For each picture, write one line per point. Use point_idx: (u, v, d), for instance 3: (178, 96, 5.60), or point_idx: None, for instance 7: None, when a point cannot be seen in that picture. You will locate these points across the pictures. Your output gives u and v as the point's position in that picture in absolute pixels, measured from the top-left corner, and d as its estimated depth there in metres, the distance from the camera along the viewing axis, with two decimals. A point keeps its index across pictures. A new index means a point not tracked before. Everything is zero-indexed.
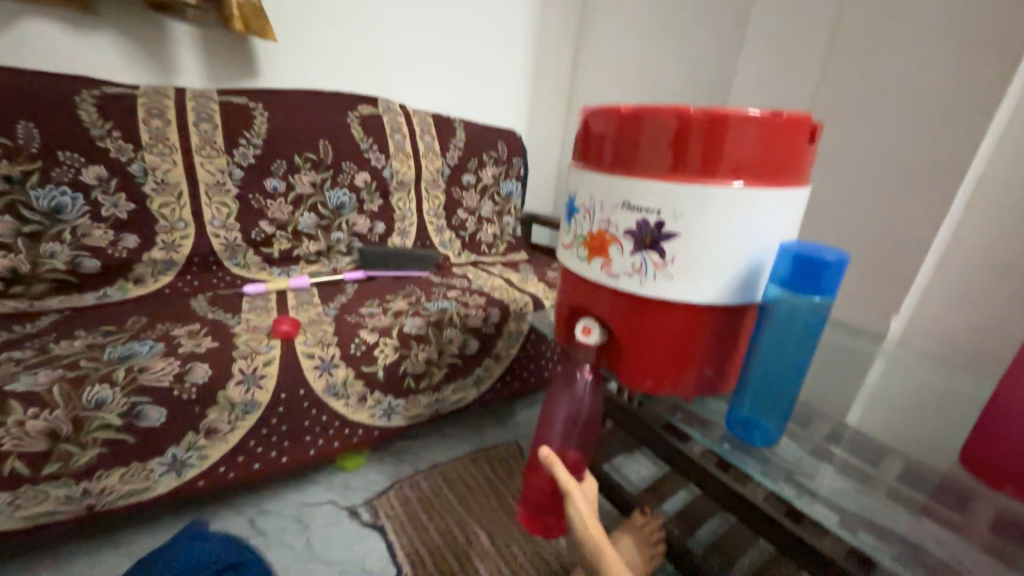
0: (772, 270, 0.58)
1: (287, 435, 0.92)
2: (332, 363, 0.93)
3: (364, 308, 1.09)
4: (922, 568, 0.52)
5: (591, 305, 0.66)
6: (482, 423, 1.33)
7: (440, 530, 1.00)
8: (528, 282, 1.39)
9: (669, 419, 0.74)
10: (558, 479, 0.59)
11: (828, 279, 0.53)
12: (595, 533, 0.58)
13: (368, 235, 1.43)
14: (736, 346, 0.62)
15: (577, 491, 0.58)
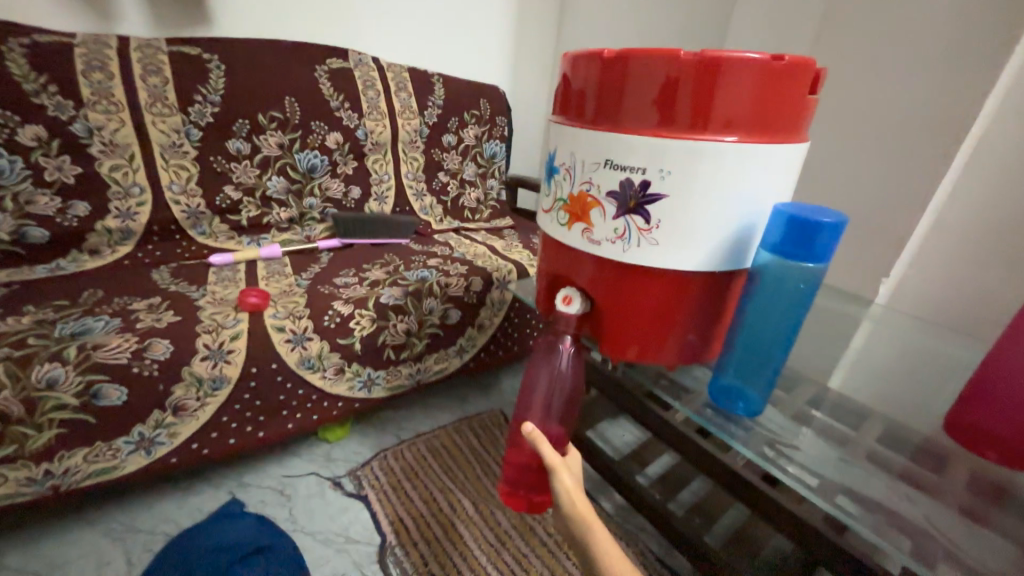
0: (762, 234, 0.54)
1: (262, 411, 0.89)
2: (305, 336, 0.89)
3: (340, 278, 1.04)
4: (898, 532, 0.52)
5: (572, 274, 0.63)
6: (467, 393, 1.32)
7: (425, 499, 1.00)
8: (513, 249, 1.34)
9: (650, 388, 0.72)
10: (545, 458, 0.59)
11: (822, 242, 0.49)
12: (583, 511, 0.56)
13: (344, 200, 1.36)
14: (723, 313, 0.60)
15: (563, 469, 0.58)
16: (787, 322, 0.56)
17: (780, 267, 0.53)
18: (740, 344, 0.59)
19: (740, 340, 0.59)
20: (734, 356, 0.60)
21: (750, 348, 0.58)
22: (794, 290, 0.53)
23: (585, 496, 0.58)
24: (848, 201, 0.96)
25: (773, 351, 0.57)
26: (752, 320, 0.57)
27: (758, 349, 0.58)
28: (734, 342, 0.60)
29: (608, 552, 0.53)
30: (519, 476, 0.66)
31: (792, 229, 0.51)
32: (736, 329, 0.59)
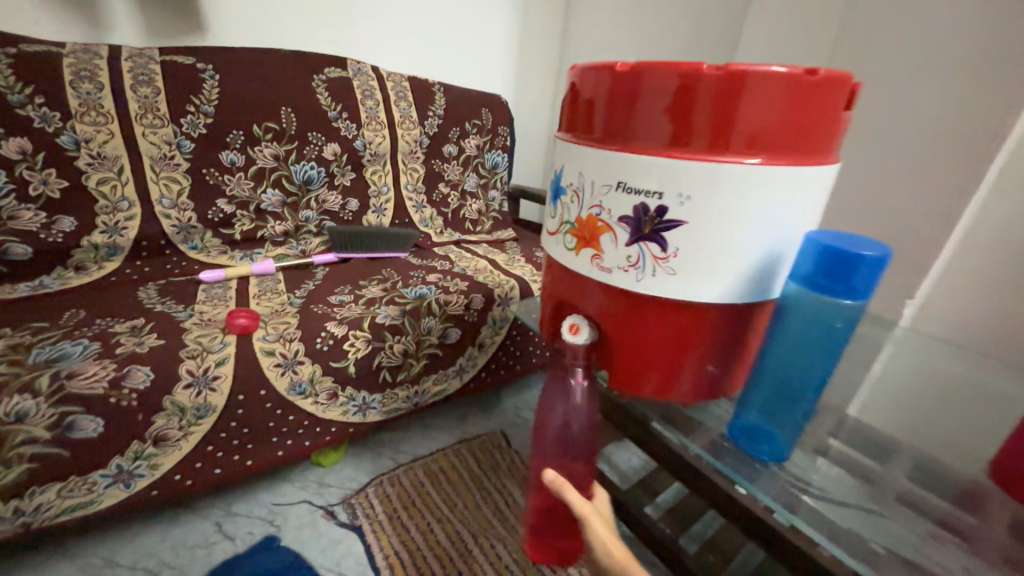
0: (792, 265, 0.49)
1: (250, 439, 0.85)
2: (296, 359, 0.85)
3: (334, 296, 1.00)
4: None
5: (581, 303, 0.58)
6: (467, 413, 1.27)
7: (422, 530, 0.95)
8: (515, 264, 1.30)
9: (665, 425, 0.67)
10: (571, 504, 0.54)
11: (861, 277, 0.44)
12: (621, 558, 0.50)
13: (341, 213, 1.32)
14: (747, 344, 0.55)
15: (593, 513, 0.53)
16: (820, 360, 0.50)
17: (812, 299, 0.48)
18: (765, 380, 0.54)
19: (765, 375, 0.54)
20: (758, 392, 0.55)
21: (776, 385, 0.53)
22: (828, 326, 0.48)
23: (622, 545, 0.52)
24: (868, 218, 0.92)
25: (802, 390, 0.52)
26: (779, 355, 0.52)
27: (785, 388, 0.53)
28: (758, 378, 0.55)
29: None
30: (542, 523, 0.63)
31: (826, 259, 0.46)
32: (761, 364, 0.54)
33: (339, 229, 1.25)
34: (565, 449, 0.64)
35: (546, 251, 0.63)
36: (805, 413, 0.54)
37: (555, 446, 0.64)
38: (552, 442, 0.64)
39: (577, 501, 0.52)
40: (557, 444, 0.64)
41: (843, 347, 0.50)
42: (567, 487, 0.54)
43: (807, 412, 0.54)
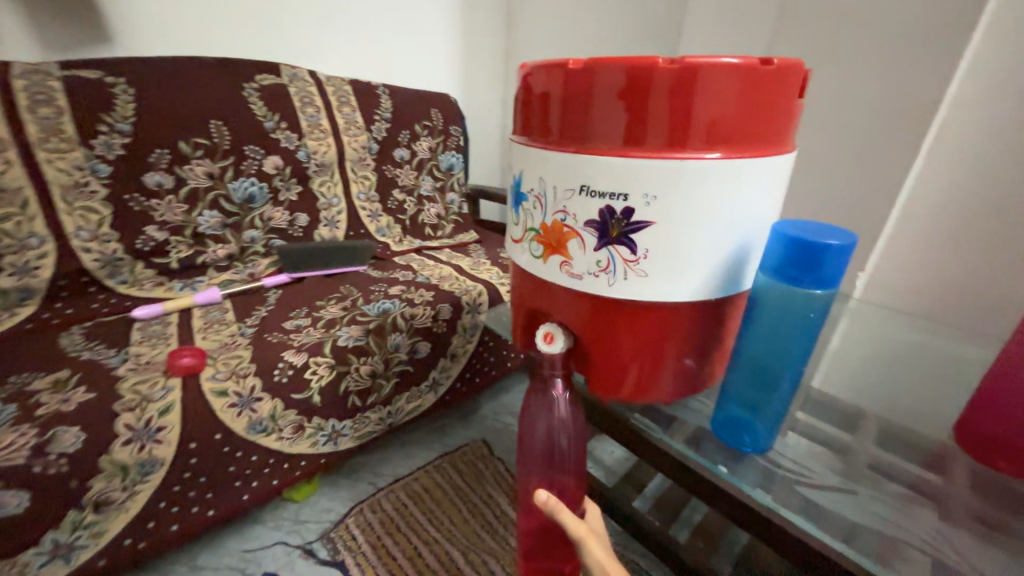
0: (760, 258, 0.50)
1: (209, 487, 0.77)
2: (252, 397, 0.78)
3: (290, 321, 0.93)
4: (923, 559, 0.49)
5: (554, 313, 0.56)
6: (445, 425, 1.23)
7: (410, 555, 0.91)
8: (480, 268, 1.26)
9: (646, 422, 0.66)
10: (568, 528, 0.54)
11: (829, 263, 0.44)
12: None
13: (290, 229, 1.23)
14: (722, 338, 0.55)
15: (590, 536, 0.54)
16: (794, 351, 0.50)
17: (783, 292, 0.48)
18: (742, 373, 0.54)
19: (742, 369, 0.54)
20: (737, 386, 0.55)
21: (754, 379, 0.54)
22: (800, 318, 0.48)
23: (618, 563, 0.53)
24: (816, 196, 0.95)
25: (780, 382, 0.52)
26: (753, 349, 0.52)
27: (762, 380, 0.53)
28: (735, 372, 0.55)
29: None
30: (535, 540, 0.63)
31: (793, 251, 0.46)
32: (736, 358, 0.55)
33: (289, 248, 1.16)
34: (550, 467, 0.62)
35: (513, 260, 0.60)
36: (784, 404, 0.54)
37: (540, 465, 0.62)
38: (535, 462, 0.62)
39: (573, 524, 0.53)
40: (541, 464, 0.62)
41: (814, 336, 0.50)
42: (563, 511, 0.54)
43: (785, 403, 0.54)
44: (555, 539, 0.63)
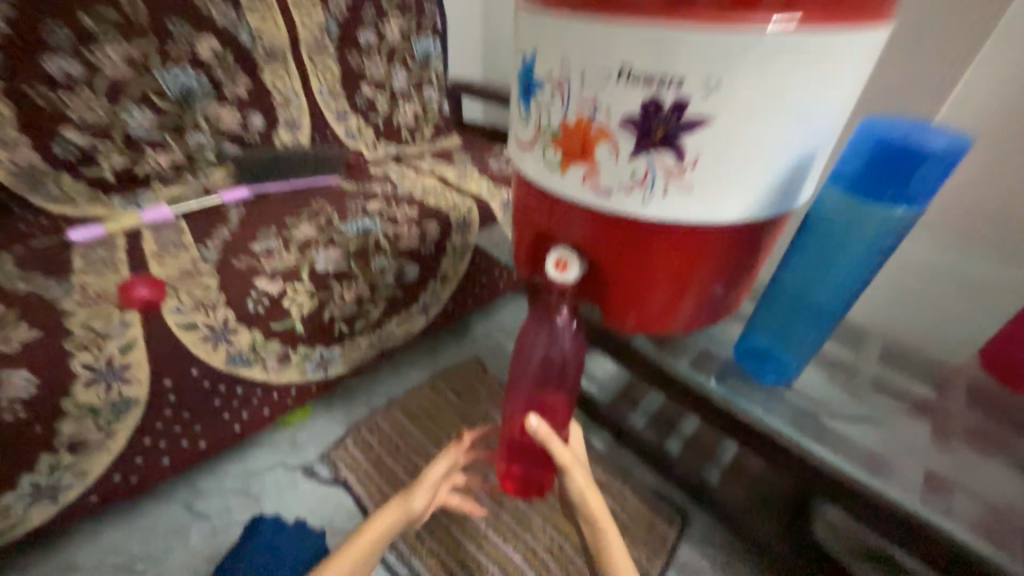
0: (841, 166, 0.46)
1: (196, 421, 0.74)
2: (227, 329, 0.70)
3: (258, 244, 0.82)
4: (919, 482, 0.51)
5: (566, 233, 0.48)
6: (437, 344, 1.21)
7: (411, 471, 0.94)
8: (468, 178, 1.13)
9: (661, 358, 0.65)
10: (555, 455, 0.53)
11: (920, 174, 0.42)
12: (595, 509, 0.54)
13: (244, 134, 1.05)
14: (753, 263, 0.49)
15: (576, 467, 0.54)
16: (847, 273, 0.49)
17: (853, 205, 0.45)
18: (783, 290, 0.54)
19: (784, 286, 0.53)
20: (775, 302, 0.55)
21: (795, 297, 0.53)
22: (864, 237, 0.46)
23: (597, 492, 0.54)
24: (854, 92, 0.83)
25: (823, 303, 0.51)
26: (801, 265, 0.51)
27: (804, 298, 0.52)
28: (776, 289, 0.54)
29: (615, 553, 0.53)
30: (517, 448, 0.64)
31: (879, 158, 0.43)
32: (780, 274, 0.53)
33: (245, 156, 1.03)
34: (544, 389, 0.59)
35: (518, 168, 0.50)
36: (820, 327, 0.54)
37: (533, 386, 0.59)
38: (529, 382, 0.59)
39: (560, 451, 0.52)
40: (534, 385, 0.59)
41: (875, 263, 0.48)
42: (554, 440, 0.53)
43: (822, 326, 0.53)
44: (537, 450, 0.64)
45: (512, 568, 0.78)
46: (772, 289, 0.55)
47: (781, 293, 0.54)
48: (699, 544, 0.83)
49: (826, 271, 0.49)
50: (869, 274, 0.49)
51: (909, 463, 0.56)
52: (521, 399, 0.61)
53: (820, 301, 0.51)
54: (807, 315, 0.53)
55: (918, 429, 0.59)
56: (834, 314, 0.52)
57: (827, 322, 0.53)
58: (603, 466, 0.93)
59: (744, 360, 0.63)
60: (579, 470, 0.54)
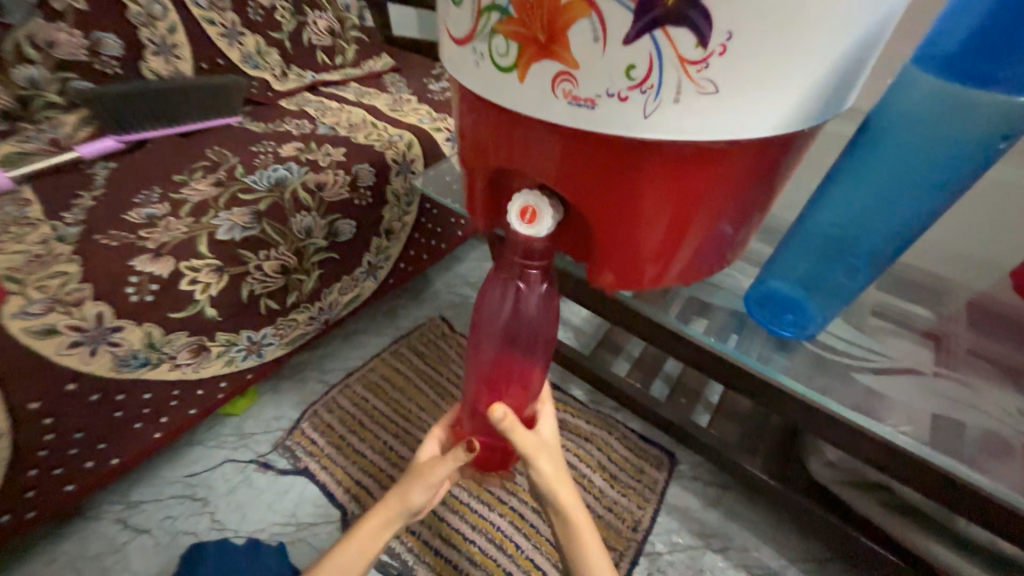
0: (943, 41, 0.36)
1: (96, 439, 0.60)
2: (107, 329, 0.55)
3: (136, 212, 0.64)
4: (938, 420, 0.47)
5: (537, 166, 0.36)
6: (395, 306, 1.08)
7: (379, 450, 0.85)
8: (404, 108, 0.93)
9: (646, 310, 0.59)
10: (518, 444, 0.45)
11: None
12: (567, 503, 0.47)
13: (95, 63, 0.80)
14: (766, 191, 0.40)
15: (543, 457, 0.46)
16: (914, 191, 0.40)
17: (950, 88, 0.36)
18: (826, 210, 0.45)
19: (829, 205, 0.45)
20: (813, 225, 0.46)
21: (841, 218, 0.44)
22: (944, 136, 0.37)
23: (568, 484, 0.48)
24: None
25: (873, 228, 0.43)
26: (856, 177, 0.42)
27: (851, 220, 0.44)
28: (819, 208, 0.46)
29: (587, 540, 0.47)
30: (479, 425, 0.54)
31: (1000, 18, 0.33)
32: (826, 190, 0.45)
33: (114, 92, 0.76)
34: (509, 361, 0.48)
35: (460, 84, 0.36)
36: (863, 260, 0.45)
37: (496, 358, 0.48)
38: (490, 353, 0.48)
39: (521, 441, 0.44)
40: (497, 357, 0.48)
41: (953, 184, 0.39)
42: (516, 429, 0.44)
43: (866, 259, 0.45)
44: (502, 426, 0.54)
45: (501, 537, 0.73)
46: (814, 217, 0.46)
47: (824, 219, 0.46)
48: (689, 485, 0.81)
49: (890, 183, 0.41)
50: (946, 197, 0.40)
51: (916, 401, 0.52)
52: (481, 372, 0.49)
53: (873, 224, 0.43)
54: (852, 243, 0.45)
55: (920, 358, 0.55)
56: (884, 245, 0.44)
57: (872, 255, 0.45)
58: (586, 418, 0.88)
59: (757, 304, 0.55)
60: (545, 455, 0.47)
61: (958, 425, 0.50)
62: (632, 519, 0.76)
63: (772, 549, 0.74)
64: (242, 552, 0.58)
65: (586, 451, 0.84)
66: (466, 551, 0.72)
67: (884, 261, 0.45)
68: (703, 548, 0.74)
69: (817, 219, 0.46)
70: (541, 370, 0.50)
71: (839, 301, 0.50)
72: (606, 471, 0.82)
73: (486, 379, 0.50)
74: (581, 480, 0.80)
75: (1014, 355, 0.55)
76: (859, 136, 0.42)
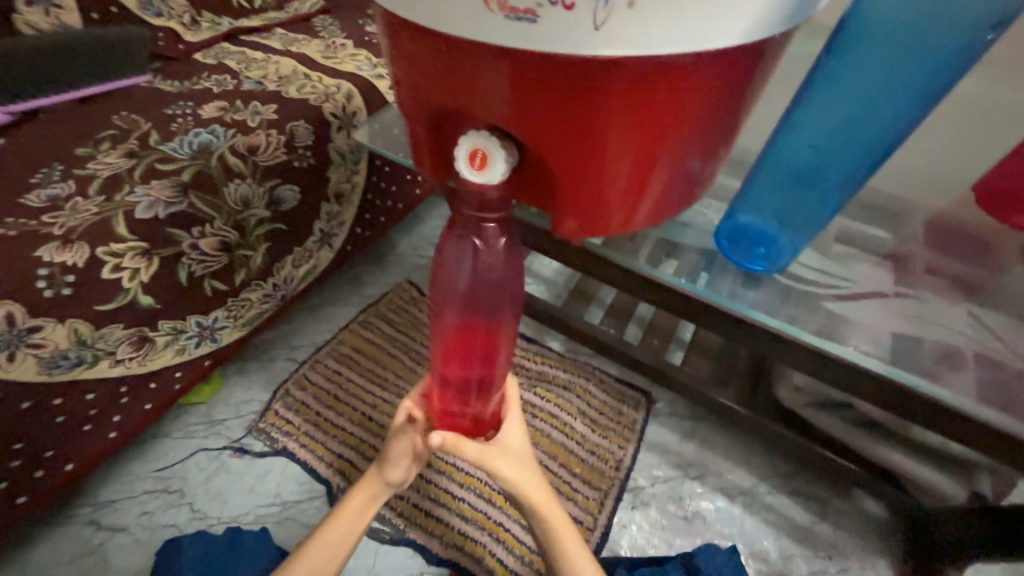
0: None
1: (40, 448, 0.55)
2: (23, 330, 0.49)
3: (36, 194, 0.55)
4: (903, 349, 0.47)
5: (483, 102, 0.32)
6: (358, 275, 1.03)
7: (358, 422, 0.83)
8: (339, 54, 0.83)
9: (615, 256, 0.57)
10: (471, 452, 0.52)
11: None
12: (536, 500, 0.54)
13: None
14: (732, 118, 0.38)
15: (501, 461, 0.53)
16: (892, 104, 0.38)
17: None
18: (800, 131, 0.43)
19: (802, 124, 0.42)
20: (786, 148, 0.44)
21: (815, 137, 0.42)
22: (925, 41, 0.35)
23: (533, 482, 0.54)
24: None
25: (848, 146, 0.41)
26: (831, 90, 0.40)
27: (824, 139, 0.42)
28: (792, 128, 0.43)
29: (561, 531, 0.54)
30: (452, 392, 0.52)
31: None
32: (799, 108, 0.42)
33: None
34: (476, 322, 0.45)
35: (387, 14, 0.32)
36: (836, 182, 0.44)
37: (462, 320, 0.45)
38: (456, 315, 0.45)
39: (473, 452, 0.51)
40: (463, 319, 0.45)
41: (931, 94, 0.37)
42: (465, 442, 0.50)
43: (839, 181, 0.44)
44: (476, 390, 0.52)
45: (489, 491, 0.75)
46: (785, 145, 0.44)
47: (797, 145, 0.44)
48: (666, 421, 0.84)
49: (866, 99, 0.39)
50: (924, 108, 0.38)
51: (879, 323, 0.53)
52: (448, 338, 0.47)
53: (849, 144, 0.41)
54: (825, 168, 0.44)
55: (881, 280, 0.56)
56: (858, 164, 0.42)
57: (845, 176, 0.43)
58: (564, 369, 0.89)
59: (728, 239, 0.53)
60: (506, 460, 0.53)
61: (918, 342, 0.52)
62: (614, 459, 0.79)
63: (745, 470, 0.79)
64: (221, 541, 0.56)
65: (566, 400, 0.85)
66: (456, 508, 0.73)
67: (856, 183, 0.44)
68: (681, 477, 0.78)
69: (789, 146, 0.44)
70: (511, 330, 0.47)
71: (809, 229, 0.49)
72: (587, 417, 0.84)
73: (454, 345, 0.47)
74: (563, 429, 0.82)
75: (969, 269, 0.57)
76: (831, 52, 0.39)
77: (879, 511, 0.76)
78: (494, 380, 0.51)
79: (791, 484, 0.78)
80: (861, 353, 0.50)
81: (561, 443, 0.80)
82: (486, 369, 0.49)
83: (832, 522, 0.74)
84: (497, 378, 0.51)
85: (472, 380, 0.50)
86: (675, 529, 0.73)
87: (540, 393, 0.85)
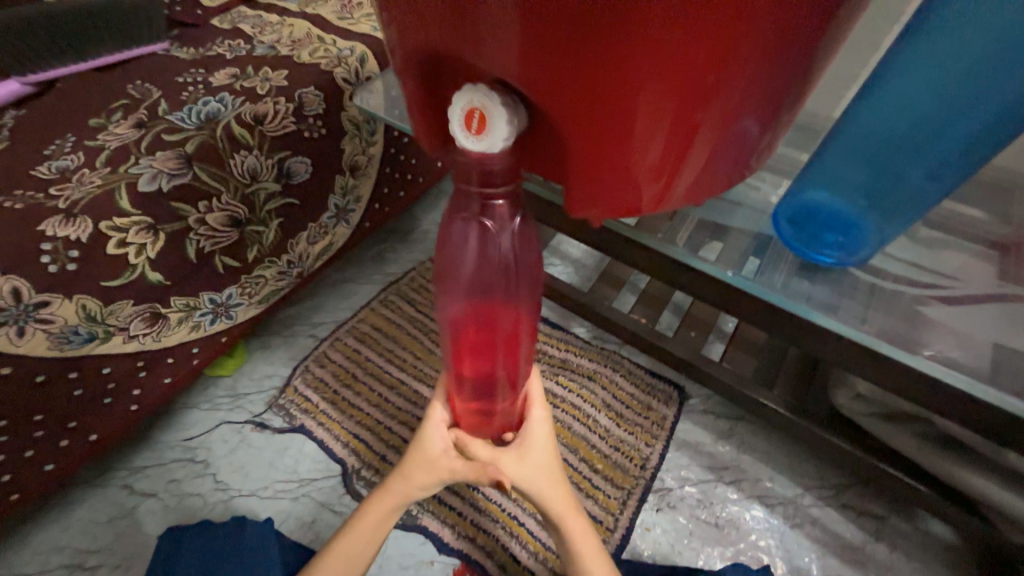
0: None
1: (62, 418, 0.57)
2: (30, 305, 0.49)
3: (46, 165, 0.54)
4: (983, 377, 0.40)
5: (484, 53, 0.25)
6: (381, 252, 1.00)
7: (375, 403, 0.82)
8: (354, 15, 0.77)
9: (649, 240, 0.49)
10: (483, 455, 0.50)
11: None
12: (550, 511, 0.51)
13: None
14: (804, 67, 0.29)
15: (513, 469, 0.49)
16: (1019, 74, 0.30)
17: None
18: (892, 95, 0.35)
19: (905, 80, 0.34)
20: (876, 113, 0.36)
21: (922, 96, 0.34)
22: None
23: (549, 487, 0.51)
24: None
25: (963, 113, 0.33)
26: (946, 41, 0.31)
27: (936, 97, 0.33)
28: (887, 87, 0.35)
29: (577, 545, 0.51)
30: (472, 391, 0.47)
31: None
32: (892, 70, 0.35)
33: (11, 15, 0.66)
34: (489, 316, 0.39)
35: None
36: (937, 164, 0.36)
37: (474, 316, 0.40)
38: (464, 309, 0.39)
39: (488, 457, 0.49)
40: (473, 315, 0.39)
41: None
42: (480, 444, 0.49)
43: (943, 159, 0.35)
44: (499, 387, 0.46)
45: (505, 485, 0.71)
46: (875, 112, 0.36)
47: (888, 112, 0.36)
48: (700, 419, 0.77)
49: (988, 64, 0.30)
50: None
51: (972, 330, 0.43)
52: (458, 338, 0.41)
53: (955, 120, 0.33)
54: (923, 144, 0.35)
55: (979, 277, 0.46)
56: (971, 144, 0.34)
57: (959, 148, 0.34)
58: (590, 356, 0.83)
59: (790, 221, 0.46)
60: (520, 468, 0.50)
61: None
62: (640, 457, 0.73)
63: (788, 477, 0.71)
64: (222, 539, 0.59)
65: (590, 390, 0.80)
66: (470, 498, 0.70)
67: (965, 166, 0.35)
68: (714, 480, 0.71)
69: (879, 113, 0.36)
70: (530, 319, 0.41)
71: (894, 212, 0.40)
72: (612, 409, 0.78)
73: (467, 342, 0.41)
74: (586, 421, 0.77)
75: None
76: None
77: (946, 535, 0.66)
78: (516, 376, 0.46)
79: (841, 497, 0.69)
80: (934, 363, 0.41)
81: (583, 436, 0.75)
82: (507, 367, 0.44)
83: (888, 543, 0.66)
84: (521, 372, 0.45)
85: (493, 380, 0.45)
86: (704, 536, 0.67)
87: (562, 382, 0.80)
